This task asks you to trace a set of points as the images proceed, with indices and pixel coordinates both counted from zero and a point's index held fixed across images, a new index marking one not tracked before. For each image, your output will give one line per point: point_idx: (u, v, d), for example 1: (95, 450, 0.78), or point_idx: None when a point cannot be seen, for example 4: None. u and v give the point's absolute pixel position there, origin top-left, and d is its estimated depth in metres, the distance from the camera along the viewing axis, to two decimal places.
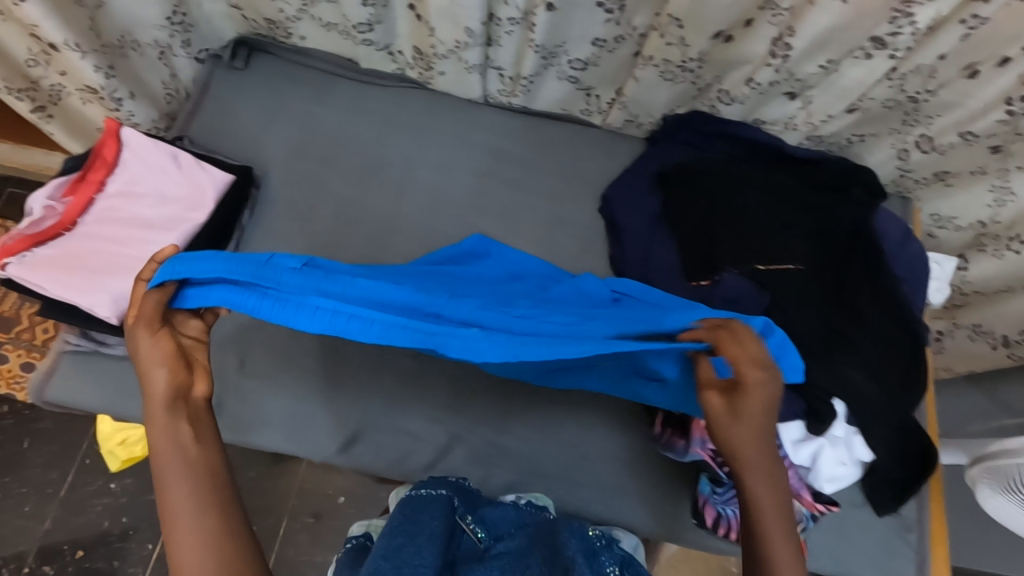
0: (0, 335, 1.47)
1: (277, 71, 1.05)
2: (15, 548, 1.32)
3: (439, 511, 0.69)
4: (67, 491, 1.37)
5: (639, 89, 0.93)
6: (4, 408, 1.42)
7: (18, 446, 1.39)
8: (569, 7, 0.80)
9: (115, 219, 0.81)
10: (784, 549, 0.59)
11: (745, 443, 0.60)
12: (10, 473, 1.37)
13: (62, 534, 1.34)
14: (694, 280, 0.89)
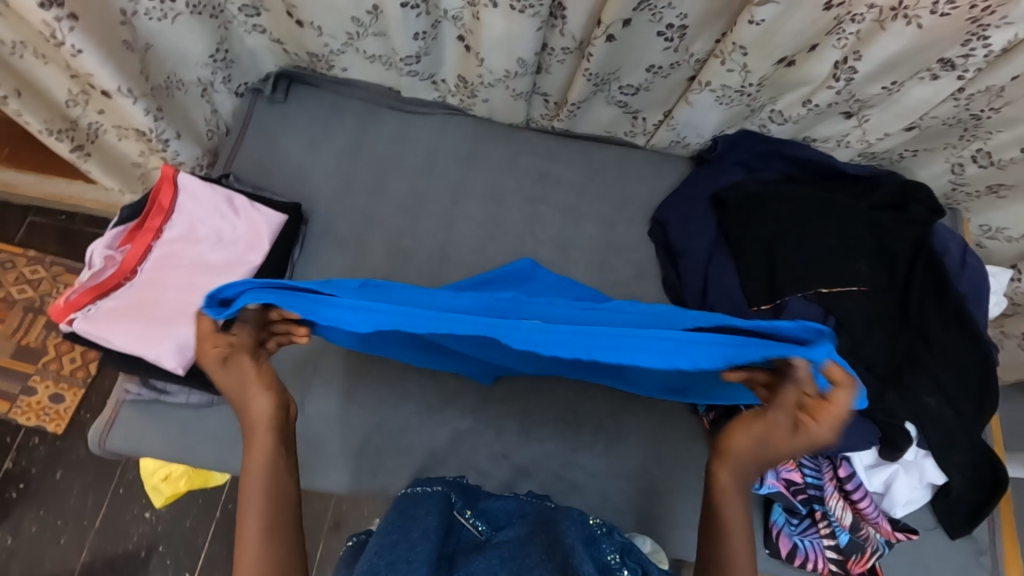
0: (28, 366, 1.45)
1: (318, 102, 1.04)
2: None
3: (434, 507, 0.68)
4: (103, 522, 1.35)
5: (691, 112, 0.91)
6: (35, 440, 1.40)
7: (53, 477, 1.38)
8: (628, 37, 0.78)
9: (174, 267, 0.80)
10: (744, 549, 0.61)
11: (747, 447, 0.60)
12: (46, 505, 1.36)
13: (100, 565, 1.32)
14: (756, 305, 0.88)
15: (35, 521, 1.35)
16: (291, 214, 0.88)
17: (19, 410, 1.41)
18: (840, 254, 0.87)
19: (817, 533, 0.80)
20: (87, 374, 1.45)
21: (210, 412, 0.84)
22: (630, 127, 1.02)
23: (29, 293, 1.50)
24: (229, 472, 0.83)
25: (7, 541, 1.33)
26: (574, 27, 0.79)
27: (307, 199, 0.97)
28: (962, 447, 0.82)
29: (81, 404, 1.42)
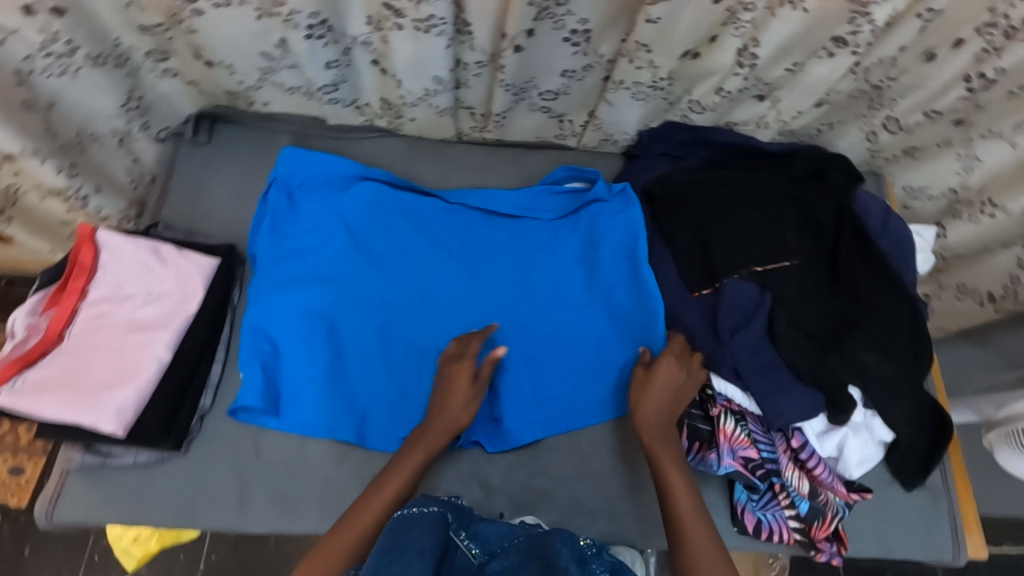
0: None
1: (243, 140, 1.03)
2: None
3: (430, 526, 0.67)
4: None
5: (613, 111, 0.94)
6: None
7: (19, 555, 1.34)
8: (535, 46, 0.80)
9: (105, 328, 0.79)
10: (697, 532, 0.73)
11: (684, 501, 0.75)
12: None
13: None
14: (696, 290, 0.91)
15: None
16: (223, 256, 0.88)
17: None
18: (775, 230, 0.90)
19: (778, 505, 0.83)
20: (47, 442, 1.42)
21: (163, 469, 0.83)
22: (558, 131, 1.04)
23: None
24: (192, 528, 0.82)
25: None
26: (482, 41, 0.80)
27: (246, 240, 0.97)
28: (907, 404, 0.85)
29: (42, 473, 1.40)
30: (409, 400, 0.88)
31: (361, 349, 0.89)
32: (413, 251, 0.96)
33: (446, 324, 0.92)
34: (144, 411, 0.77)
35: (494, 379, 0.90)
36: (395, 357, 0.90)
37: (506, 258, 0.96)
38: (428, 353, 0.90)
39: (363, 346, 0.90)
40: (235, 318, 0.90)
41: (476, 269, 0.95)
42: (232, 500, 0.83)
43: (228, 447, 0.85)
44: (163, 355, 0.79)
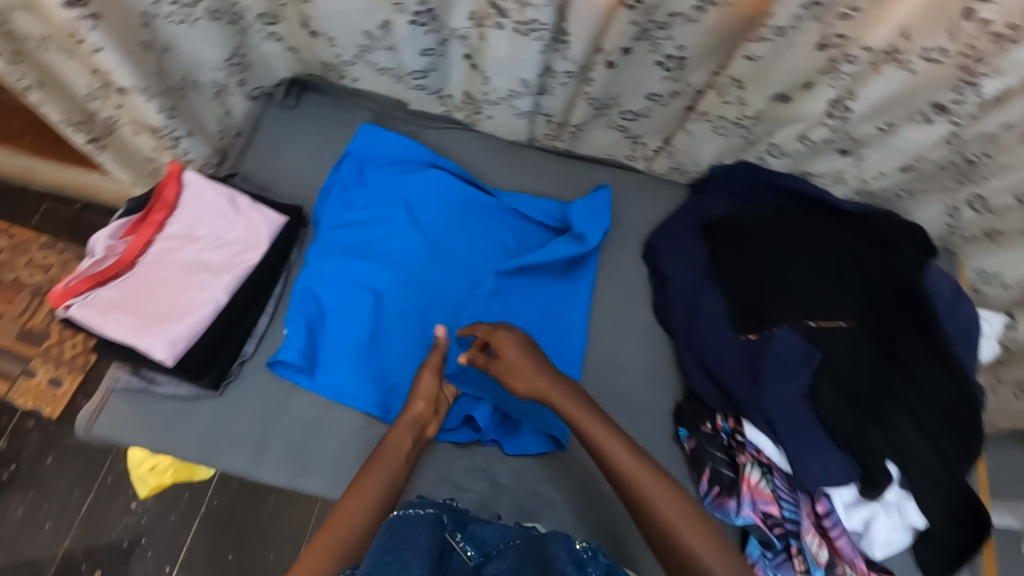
0: (30, 349, 1.51)
1: (326, 109, 1.08)
2: (36, 563, 1.35)
3: (427, 528, 0.65)
4: (87, 511, 1.39)
5: (689, 140, 0.94)
6: (31, 422, 1.45)
7: (42, 462, 1.43)
8: (628, 65, 0.81)
9: (173, 262, 0.83)
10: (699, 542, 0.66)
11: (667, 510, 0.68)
12: (35, 489, 1.40)
13: (80, 552, 1.36)
14: (743, 334, 0.89)
15: (22, 504, 1.39)
16: (291, 215, 0.92)
17: (17, 393, 1.47)
18: (833, 289, 0.88)
19: (791, 568, 0.79)
20: (87, 361, 1.51)
21: (196, 405, 0.86)
22: (630, 152, 1.05)
23: (37, 277, 1.59)
24: (213, 466, 0.84)
25: None
26: (575, 52, 0.81)
27: (311, 203, 1.01)
28: (948, 494, 0.81)
29: (78, 389, 1.48)
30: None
31: (400, 326, 0.92)
32: (467, 243, 0.98)
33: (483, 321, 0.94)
34: (193, 346, 0.80)
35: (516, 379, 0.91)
36: (430, 340, 0.92)
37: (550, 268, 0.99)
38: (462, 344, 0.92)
39: (404, 325, 0.92)
40: (289, 277, 0.94)
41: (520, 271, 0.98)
42: (252, 447, 0.85)
43: (258, 396, 0.88)
44: (220, 297, 0.83)
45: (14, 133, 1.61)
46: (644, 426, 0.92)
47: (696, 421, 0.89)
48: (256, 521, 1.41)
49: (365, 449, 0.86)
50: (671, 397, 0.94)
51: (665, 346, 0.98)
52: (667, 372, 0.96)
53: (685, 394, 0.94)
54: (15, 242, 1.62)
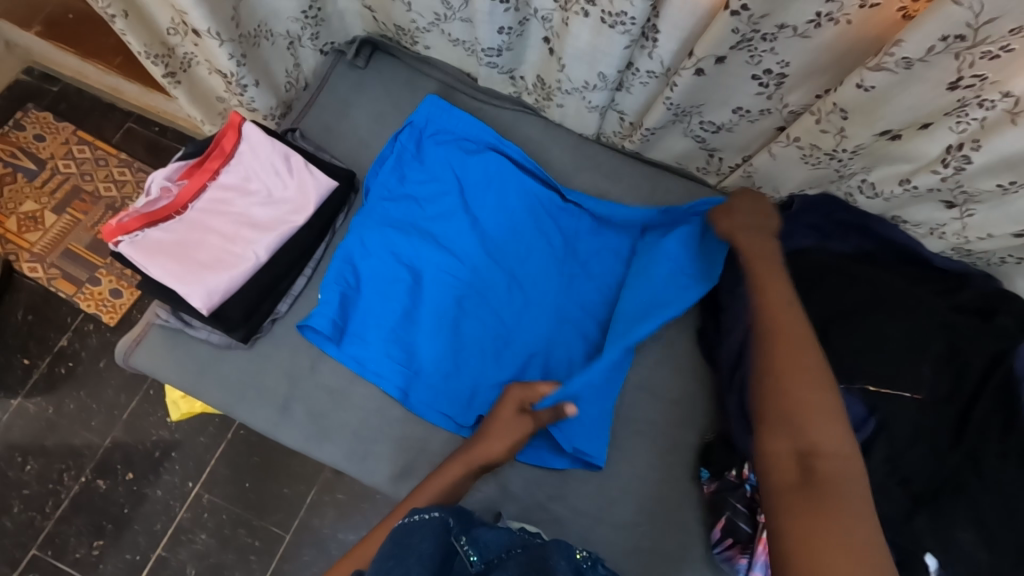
0: (97, 258, 1.60)
1: (396, 75, 1.05)
2: (79, 456, 1.46)
3: (429, 534, 0.63)
4: (130, 417, 1.49)
5: (772, 163, 0.85)
6: (90, 327, 1.56)
7: (97, 365, 1.53)
8: (720, 74, 0.73)
9: (223, 212, 0.84)
10: (821, 417, 0.63)
11: (802, 403, 0.64)
12: (86, 388, 1.51)
13: (118, 453, 1.46)
14: None
15: (74, 400, 1.50)
16: (341, 181, 0.90)
17: (82, 297, 1.57)
18: (907, 354, 0.78)
19: None
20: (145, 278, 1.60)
21: (229, 355, 0.88)
22: (703, 164, 0.97)
23: (113, 192, 1.68)
24: (234, 415, 0.87)
25: (49, 411, 1.49)
26: (664, 52, 0.74)
27: (365, 170, 1.00)
28: None
29: (135, 303, 1.57)
30: (461, 377, 0.87)
31: (434, 312, 0.89)
32: (515, 239, 0.94)
33: (519, 320, 0.91)
34: (230, 299, 0.81)
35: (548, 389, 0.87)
36: (462, 330, 0.89)
37: (597, 276, 0.94)
38: (494, 340, 0.89)
39: (437, 310, 0.89)
40: (331, 242, 0.94)
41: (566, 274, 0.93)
42: (274, 405, 0.87)
43: (286, 356, 0.89)
44: (262, 256, 0.83)
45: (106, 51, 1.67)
46: (666, 457, 0.87)
47: (722, 467, 0.83)
48: (278, 456, 1.48)
49: (381, 430, 0.87)
50: (700, 432, 0.89)
51: (704, 377, 0.92)
52: (700, 406, 0.90)
53: (715, 432, 0.88)
54: (98, 155, 1.71)
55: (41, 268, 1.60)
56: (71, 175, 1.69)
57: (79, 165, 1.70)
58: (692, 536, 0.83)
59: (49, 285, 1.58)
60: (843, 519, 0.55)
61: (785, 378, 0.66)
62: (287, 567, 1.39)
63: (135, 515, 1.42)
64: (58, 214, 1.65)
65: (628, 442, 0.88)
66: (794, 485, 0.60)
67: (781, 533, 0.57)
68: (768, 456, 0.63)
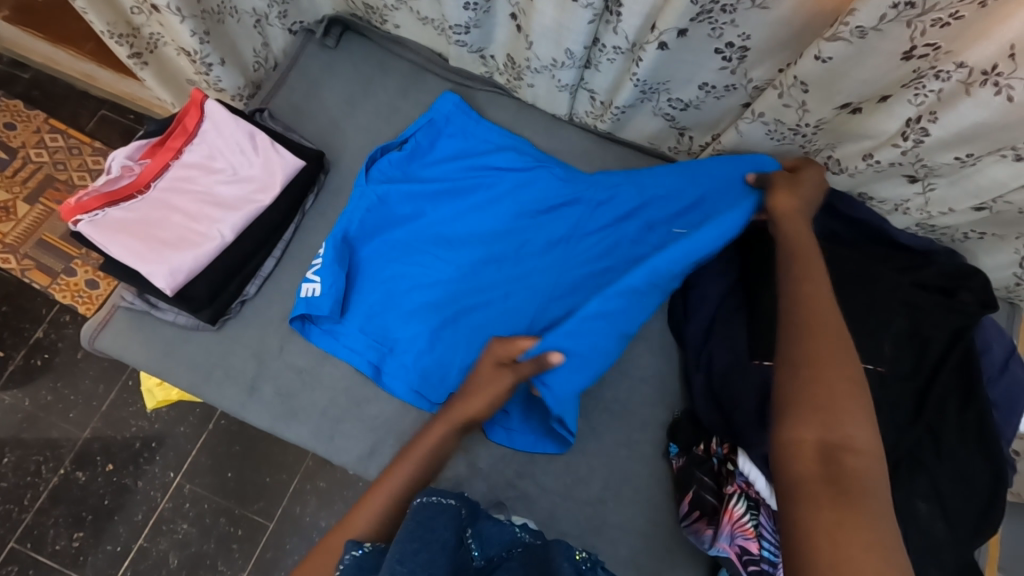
0: (72, 249, 1.58)
1: (368, 55, 1.05)
2: (58, 448, 1.45)
3: (449, 521, 0.60)
4: (108, 408, 1.48)
5: (739, 141, 0.84)
6: (66, 318, 1.54)
7: (73, 356, 1.51)
8: (685, 49, 0.73)
9: (186, 191, 0.82)
10: (847, 399, 0.59)
11: (840, 391, 0.60)
12: (62, 380, 1.49)
13: (97, 445, 1.45)
14: (757, 357, 0.80)
15: (51, 391, 1.48)
16: (309, 161, 0.89)
17: (57, 287, 1.55)
18: (868, 329, 0.79)
19: None
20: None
21: (195, 337, 0.87)
22: (674, 145, 0.97)
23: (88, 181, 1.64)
24: (204, 397, 0.86)
25: (26, 403, 1.47)
26: (628, 27, 0.74)
27: (335, 151, 1.00)
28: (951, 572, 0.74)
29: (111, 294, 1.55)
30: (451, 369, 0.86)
31: (424, 303, 0.88)
32: (511, 232, 0.92)
33: (514, 314, 0.88)
34: (194, 279, 0.80)
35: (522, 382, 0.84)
36: (453, 323, 0.87)
37: (583, 265, 0.89)
38: (486, 335, 0.86)
39: (428, 302, 0.88)
40: (302, 224, 0.94)
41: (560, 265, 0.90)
42: (243, 387, 0.86)
43: (255, 338, 0.88)
44: (228, 235, 0.82)
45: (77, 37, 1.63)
46: (637, 435, 0.88)
47: (689, 442, 0.85)
48: (259, 446, 1.47)
49: (352, 410, 0.87)
50: (670, 410, 0.90)
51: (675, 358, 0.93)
52: (670, 384, 0.91)
53: (686, 410, 0.89)
54: (70, 143, 1.67)
55: (15, 259, 1.57)
56: (44, 164, 1.65)
57: (51, 154, 1.66)
58: (661, 511, 0.84)
59: (22, 276, 1.56)
60: (871, 517, 0.52)
61: (821, 369, 0.61)
62: (269, 555, 1.39)
63: (114, 506, 1.41)
64: (30, 203, 1.62)
65: (597, 418, 0.89)
66: (818, 480, 0.56)
67: (805, 527, 0.53)
68: (792, 445, 0.59)
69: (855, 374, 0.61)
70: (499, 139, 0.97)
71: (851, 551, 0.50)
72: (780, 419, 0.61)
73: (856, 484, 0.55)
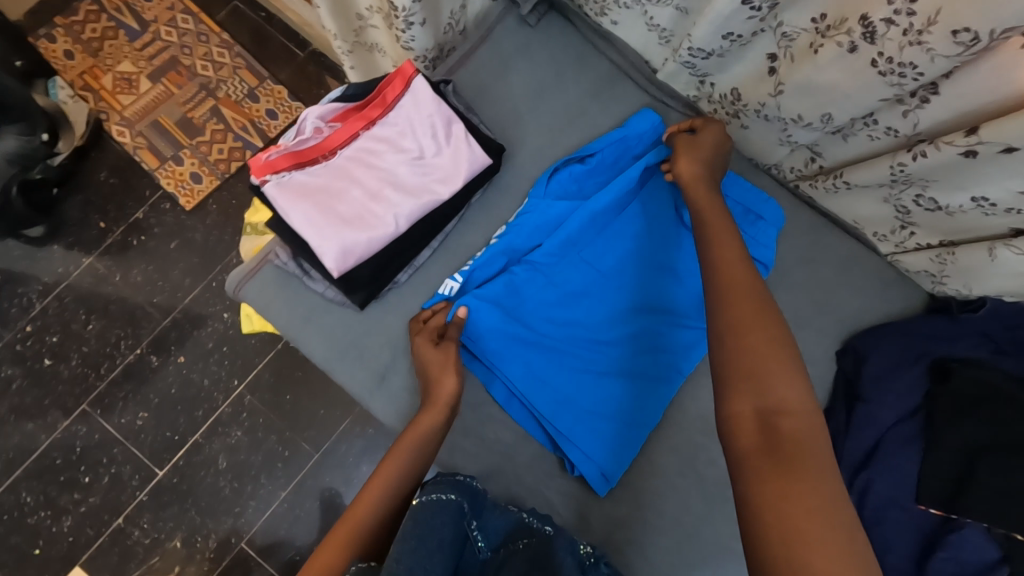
0: (183, 137, 1.52)
1: (566, 42, 0.95)
2: (137, 329, 1.42)
3: (450, 513, 0.64)
4: (191, 302, 1.44)
5: (984, 263, 0.75)
6: (166, 205, 1.48)
7: (167, 246, 1.46)
8: (986, 165, 0.62)
9: (370, 168, 0.77)
10: (779, 363, 0.57)
11: (762, 349, 0.58)
12: (153, 265, 1.45)
13: (174, 335, 1.42)
14: (923, 503, 0.75)
15: (142, 273, 1.45)
16: (494, 158, 0.82)
17: (163, 173, 1.49)
18: None
19: None
20: (228, 169, 1.51)
21: (337, 311, 0.83)
22: (886, 232, 0.85)
23: (209, 73, 1.56)
24: (330, 375, 0.83)
25: (116, 278, 1.44)
26: (928, 118, 0.63)
27: (513, 145, 0.91)
28: None
29: (213, 193, 1.50)
30: (581, 411, 0.81)
31: (556, 325, 0.83)
32: (646, 263, 0.86)
33: (636, 355, 0.83)
34: (360, 263, 0.76)
35: (582, 402, 0.81)
36: (584, 353, 0.83)
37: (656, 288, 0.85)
38: (598, 372, 0.82)
39: (562, 326, 0.84)
40: (463, 216, 0.88)
41: (651, 290, 0.85)
42: (372, 375, 0.82)
43: (393, 327, 0.83)
44: (402, 225, 0.76)
45: None
46: None
47: None
48: (318, 379, 1.43)
49: (475, 427, 0.83)
50: None
51: None
52: None
53: None
54: (199, 28, 1.58)
55: (129, 135, 1.51)
56: (171, 45, 1.56)
57: (180, 37, 1.57)
58: None
59: (133, 153, 1.50)
60: (817, 487, 0.49)
61: (745, 333, 0.59)
62: (310, 484, 1.37)
63: (179, 397, 1.39)
64: (153, 81, 1.54)
65: (728, 507, 0.81)
66: (760, 451, 0.53)
67: (753, 506, 0.50)
68: (733, 420, 0.56)
69: (775, 328, 0.59)
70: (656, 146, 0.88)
71: (802, 527, 0.47)
72: (716, 392, 0.59)
73: (797, 450, 0.52)
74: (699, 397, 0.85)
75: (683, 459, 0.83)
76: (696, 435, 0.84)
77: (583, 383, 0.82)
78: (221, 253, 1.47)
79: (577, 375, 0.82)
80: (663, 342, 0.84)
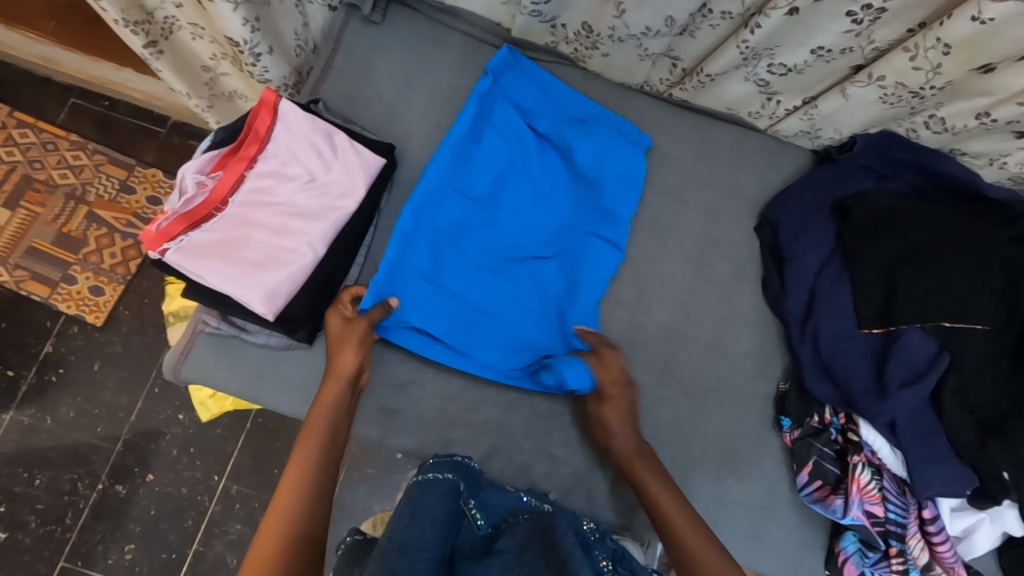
0: (68, 255, 1.41)
1: (416, 26, 0.96)
2: (89, 465, 1.32)
3: (443, 495, 0.68)
4: (137, 418, 1.35)
5: (842, 106, 0.84)
6: (74, 329, 1.38)
7: (89, 368, 1.36)
8: (810, 16, 0.73)
9: (266, 204, 0.76)
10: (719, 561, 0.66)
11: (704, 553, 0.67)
12: (81, 394, 1.35)
13: (133, 456, 1.33)
14: (867, 327, 0.82)
15: (72, 407, 1.34)
16: (386, 157, 0.83)
17: (58, 297, 1.39)
18: (964, 287, 0.78)
19: (887, 567, 0.78)
20: (127, 271, 1.42)
21: (288, 356, 0.82)
22: (757, 109, 0.93)
23: (70, 180, 1.45)
24: (302, 418, 0.81)
25: (47, 422, 1.33)
26: None
27: (400, 140, 0.91)
28: None
29: (120, 299, 1.40)
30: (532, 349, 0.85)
31: (472, 279, 0.86)
32: (533, 193, 0.91)
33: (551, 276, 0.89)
34: (291, 300, 0.75)
35: (522, 338, 0.85)
36: (506, 293, 0.86)
37: (548, 211, 0.91)
38: (523, 305, 0.87)
39: (478, 277, 0.86)
40: (378, 224, 0.86)
41: (545, 216, 0.90)
42: None
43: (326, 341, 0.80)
44: (319, 248, 0.76)
45: (31, 15, 1.38)
46: (746, 413, 0.87)
47: (801, 414, 0.84)
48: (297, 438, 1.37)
49: (461, 416, 0.83)
50: (773, 382, 0.89)
51: (775, 335, 0.91)
52: (773, 356, 0.90)
53: (789, 378, 0.88)
54: (44, 138, 1.47)
55: (6, 272, 1.39)
56: (18, 164, 1.45)
57: (24, 152, 1.45)
58: (778, 483, 0.84)
59: (17, 289, 1.38)
60: None
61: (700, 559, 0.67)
62: None
63: (162, 513, 1.31)
64: (11, 209, 1.42)
65: (709, 399, 0.87)
66: None
67: None
68: None
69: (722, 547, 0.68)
70: (510, 84, 0.92)
71: None
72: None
73: None
74: (652, 310, 0.90)
75: (659, 372, 0.87)
76: (662, 346, 0.88)
77: (516, 322, 0.86)
78: (151, 353, 1.38)
79: (510, 318, 0.86)
80: (571, 256, 0.90)
